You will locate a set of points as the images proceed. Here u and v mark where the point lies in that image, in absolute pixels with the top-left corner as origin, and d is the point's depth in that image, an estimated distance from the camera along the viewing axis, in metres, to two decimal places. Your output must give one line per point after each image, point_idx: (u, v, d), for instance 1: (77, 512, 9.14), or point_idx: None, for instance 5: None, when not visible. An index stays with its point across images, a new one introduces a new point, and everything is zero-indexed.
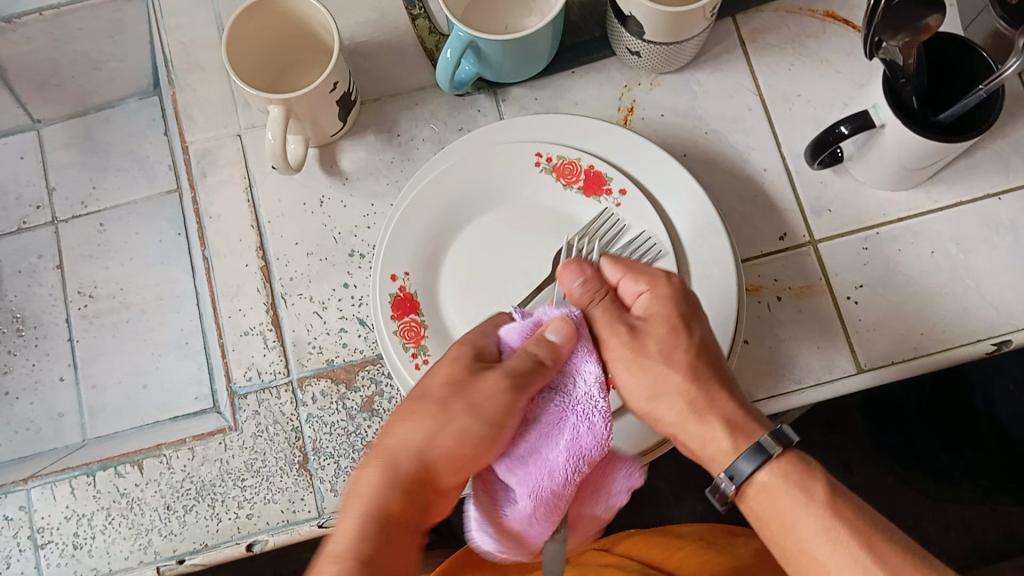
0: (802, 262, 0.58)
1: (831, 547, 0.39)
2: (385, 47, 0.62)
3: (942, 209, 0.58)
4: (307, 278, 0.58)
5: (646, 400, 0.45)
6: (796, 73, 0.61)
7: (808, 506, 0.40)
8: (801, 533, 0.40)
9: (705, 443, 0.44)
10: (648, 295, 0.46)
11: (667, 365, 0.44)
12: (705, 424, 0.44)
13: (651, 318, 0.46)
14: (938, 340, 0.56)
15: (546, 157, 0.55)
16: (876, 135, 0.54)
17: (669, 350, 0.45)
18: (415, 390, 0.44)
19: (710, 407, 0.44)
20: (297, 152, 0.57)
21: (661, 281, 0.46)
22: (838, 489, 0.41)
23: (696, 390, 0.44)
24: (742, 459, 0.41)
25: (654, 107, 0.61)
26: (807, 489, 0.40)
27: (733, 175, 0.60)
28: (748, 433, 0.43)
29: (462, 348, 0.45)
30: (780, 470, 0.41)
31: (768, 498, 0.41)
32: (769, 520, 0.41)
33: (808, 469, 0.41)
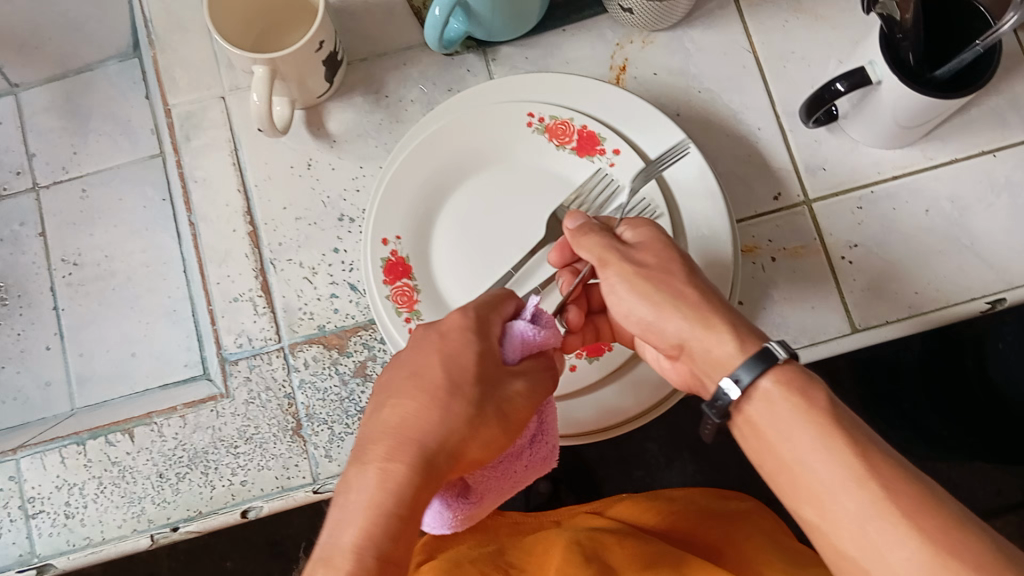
0: (797, 222, 0.57)
1: (818, 448, 0.36)
2: (371, 4, 0.61)
3: (936, 168, 0.58)
4: (297, 243, 0.57)
5: (646, 313, 0.44)
6: (792, 30, 0.60)
7: (797, 413, 0.37)
8: (791, 442, 0.37)
9: (709, 348, 0.41)
10: (633, 229, 0.47)
11: (657, 279, 0.44)
12: (709, 328, 0.41)
13: (642, 244, 0.46)
14: (933, 298, 0.56)
15: (539, 118, 0.54)
16: (872, 92, 0.53)
17: (666, 265, 0.44)
18: (421, 375, 0.40)
19: (711, 314, 0.42)
20: (284, 114, 0.56)
21: (644, 222, 0.47)
22: (840, 404, 0.37)
23: (695, 299, 0.42)
24: (741, 368, 0.39)
25: (647, 65, 0.60)
26: (810, 399, 0.37)
27: (727, 135, 0.59)
28: (755, 338, 0.40)
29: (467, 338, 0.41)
30: (782, 380, 0.38)
31: (769, 407, 0.38)
32: (762, 430, 0.38)
33: (810, 382, 0.38)
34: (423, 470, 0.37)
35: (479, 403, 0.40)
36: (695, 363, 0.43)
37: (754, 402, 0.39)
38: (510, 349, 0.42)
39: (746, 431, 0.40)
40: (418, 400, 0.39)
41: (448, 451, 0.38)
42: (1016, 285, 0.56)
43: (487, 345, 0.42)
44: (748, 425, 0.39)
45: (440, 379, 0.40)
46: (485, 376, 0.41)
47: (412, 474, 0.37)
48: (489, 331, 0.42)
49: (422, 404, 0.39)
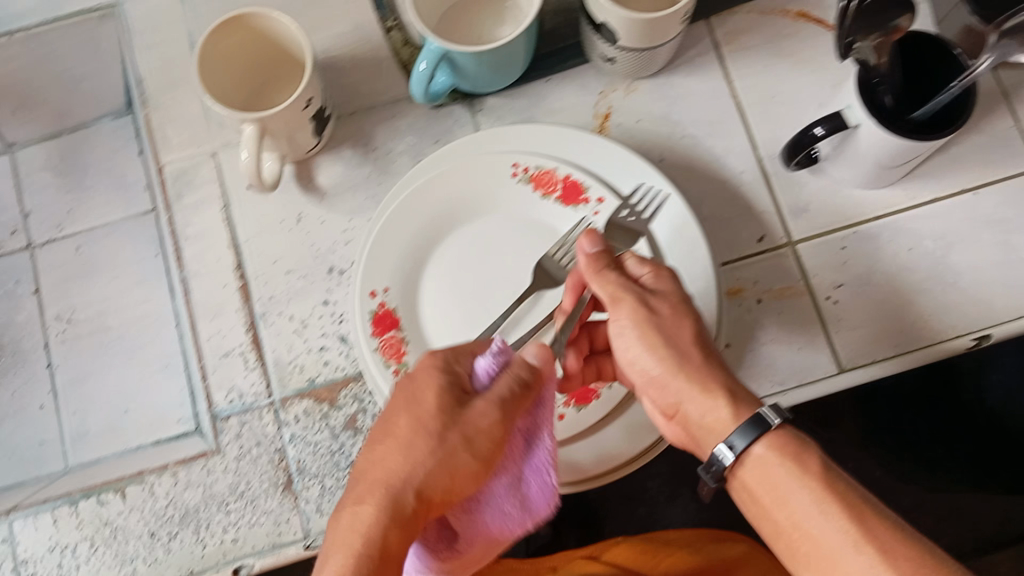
0: (782, 264, 0.58)
1: (817, 514, 0.38)
2: (358, 60, 0.62)
3: (919, 207, 0.58)
4: (287, 296, 0.58)
5: (649, 366, 0.45)
6: (773, 74, 0.61)
7: (793, 479, 0.39)
8: (790, 506, 0.39)
9: (704, 415, 0.42)
10: (654, 274, 0.46)
11: (669, 338, 0.44)
12: (707, 393, 0.42)
13: (662, 293, 0.46)
14: (919, 336, 0.56)
15: (523, 168, 0.55)
16: (852, 136, 0.53)
17: (677, 320, 0.45)
18: (407, 415, 0.43)
19: (714, 379, 0.43)
20: (273, 169, 0.56)
21: (666, 269, 0.47)
22: (832, 465, 0.39)
23: (701, 363, 0.43)
24: (735, 435, 0.40)
25: (630, 112, 0.61)
26: (803, 463, 0.39)
27: (711, 179, 0.60)
28: (749, 404, 0.42)
29: (447, 378, 0.44)
30: (775, 445, 0.40)
31: (763, 472, 0.40)
32: (759, 493, 0.40)
33: (803, 445, 0.40)
34: (389, 510, 0.40)
35: (439, 436, 0.42)
36: (689, 427, 0.44)
37: (746, 468, 0.41)
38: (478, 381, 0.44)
39: (742, 494, 0.41)
40: (387, 444, 0.43)
41: (413, 490, 0.41)
42: (1002, 321, 0.56)
43: (455, 380, 0.44)
44: (742, 487, 0.41)
45: (425, 419, 0.42)
46: (450, 410, 0.43)
47: (381, 512, 0.40)
48: (457, 363, 0.45)
49: (406, 448, 0.42)
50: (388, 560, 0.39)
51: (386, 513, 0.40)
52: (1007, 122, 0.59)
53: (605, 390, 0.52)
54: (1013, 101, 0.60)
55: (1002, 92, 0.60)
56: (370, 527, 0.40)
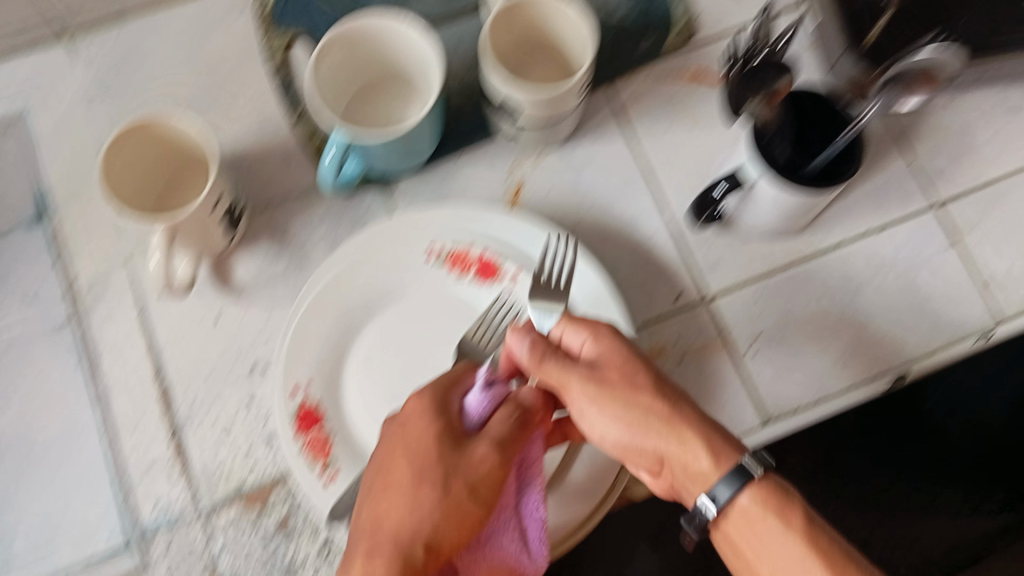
0: (700, 320, 0.59)
1: (802, 564, 0.40)
2: (266, 155, 0.62)
3: (825, 253, 0.60)
4: (209, 400, 0.57)
5: (613, 432, 0.44)
6: (675, 136, 0.63)
7: (778, 528, 0.41)
8: (771, 556, 0.41)
9: (683, 462, 0.43)
10: (590, 339, 0.46)
11: (636, 398, 0.44)
12: (678, 438, 0.43)
13: (602, 357, 0.45)
14: (839, 379, 0.57)
15: (437, 250, 0.56)
16: (753, 192, 0.55)
17: (631, 380, 0.44)
18: (405, 465, 0.45)
19: (687, 425, 0.43)
20: (186, 271, 0.56)
21: (599, 326, 0.46)
22: (812, 513, 0.42)
23: (665, 408, 0.44)
24: (720, 484, 0.42)
25: (540, 185, 0.62)
26: (785, 516, 0.41)
27: (624, 243, 0.61)
28: (729, 451, 0.42)
29: (440, 421, 0.46)
30: (759, 496, 0.42)
31: (749, 523, 0.42)
32: (740, 542, 0.43)
33: (786, 497, 0.42)
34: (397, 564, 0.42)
35: (444, 485, 0.44)
36: (673, 476, 0.45)
37: (730, 516, 0.43)
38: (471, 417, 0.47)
39: (723, 541, 0.44)
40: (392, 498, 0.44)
41: (421, 543, 0.43)
42: (916, 358, 0.58)
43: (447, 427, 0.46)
44: (724, 536, 0.44)
45: (428, 471, 0.44)
46: (447, 457, 0.45)
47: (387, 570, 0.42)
48: (448, 405, 0.47)
49: (410, 504, 0.43)
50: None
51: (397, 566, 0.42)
52: (900, 164, 0.62)
53: None
54: (905, 144, 0.62)
55: (894, 134, 0.62)
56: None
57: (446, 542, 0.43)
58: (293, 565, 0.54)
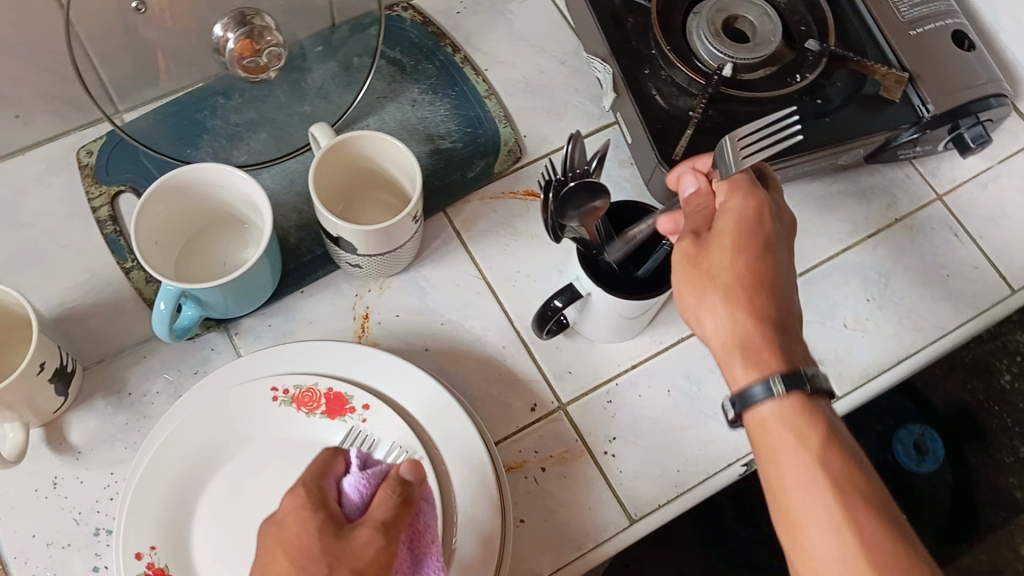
0: (557, 428, 0.60)
1: (805, 472, 0.41)
2: (100, 306, 0.61)
3: (666, 349, 0.63)
4: (49, 572, 0.53)
5: (699, 314, 0.47)
6: (513, 251, 0.65)
7: (802, 436, 0.42)
8: (784, 462, 0.42)
9: (734, 372, 0.45)
10: (725, 190, 0.49)
11: (767, 300, 0.45)
12: (704, 298, 0.46)
13: (728, 213, 0.48)
14: (695, 472, 0.59)
15: (283, 390, 0.54)
16: (589, 303, 0.57)
17: (753, 228, 0.47)
18: (284, 560, 0.42)
19: (764, 327, 0.44)
20: (16, 441, 0.54)
21: (730, 178, 0.49)
22: (837, 423, 0.43)
23: (746, 316, 0.45)
24: (753, 384, 0.43)
25: (387, 309, 0.63)
26: (807, 435, 0.42)
27: (476, 358, 0.62)
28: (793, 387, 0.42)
29: (312, 515, 0.44)
30: (785, 410, 0.43)
31: (765, 431, 0.43)
32: (761, 451, 0.43)
33: (812, 416, 0.42)
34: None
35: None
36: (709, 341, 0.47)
37: (767, 406, 0.43)
38: (349, 504, 0.45)
39: (757, 432, 0.44)
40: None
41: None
42: None
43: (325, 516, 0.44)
44: (759, 426, 0.44)
45: (306, 565, 0.42)
46: (330, 547, 0.43)
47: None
48: (324, 494, 0.45)
49: None
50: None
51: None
52: None
53: None
54: None
55: None
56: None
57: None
58: None
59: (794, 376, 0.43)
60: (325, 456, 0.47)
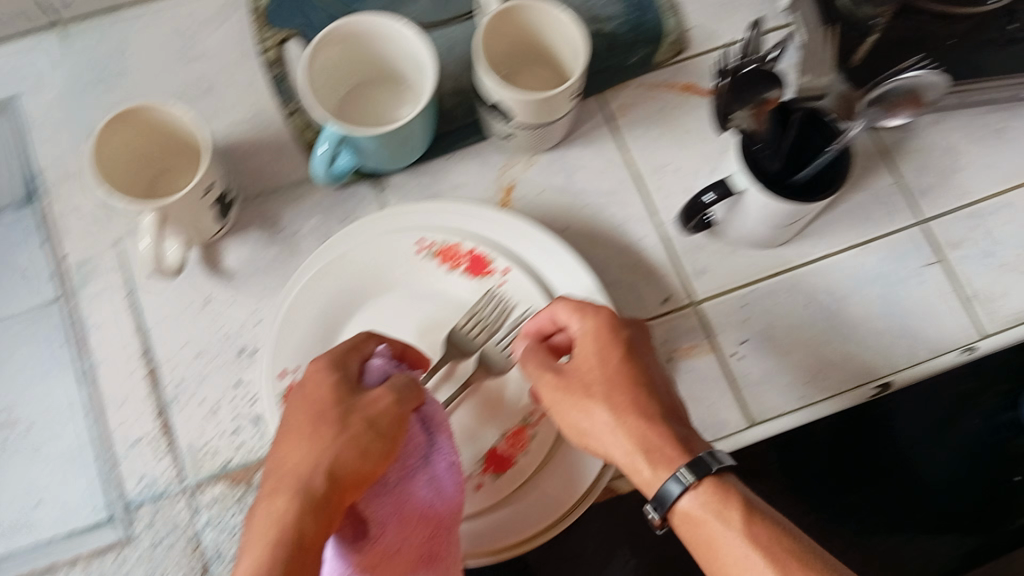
0: (685, 323, 0.60)
1: (749, 546, 0.42)
2: (261, 143, 0.63)
3: (812, 262, 0.61)
4: (196, 379, 0.58)
5: (586, 431, 0.48)
6: (664, 144, 0.64)
7: (729, 519, 0.43)
8: (725, 558, 0.42)
9: (631, 473, 0.46)
10: (581, 327, 0.50)
11: (647, 399, 0.47)
12: (628, 454, 0.46)
13: (583, 340, 0.49)
14: (819, 387, 0.59)
15: (429, 243, 0.56)
16: (740, 201, 0.56)
17: (605, 358, 0.48)
18: (303, 412, 0.46)
19: (660, 433, 0.46)
20: (177, 255, 0.56)
21: (594, 312, 0.49)
22: (752, 500, 0.44)
23: (635, 421, 0.46)
24: (669, 482, 0.44)
25: (532, 185, 0.63)
26: (733, 513, 0.43)
27: (612, 245, 0.62)
28: (666, 467, 0.45)
29: (340, 374, 0.47)
30: (705, 498, 0.44)
31: (694, 525, 0.44)
32: (700, 547, 0.44)
33: (729, 497, 0.44)
34: (298, 504, 0.42)
35: (342, 423, 0.45)
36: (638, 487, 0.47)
37: (688, 498, 0.44)
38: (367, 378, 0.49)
39: (682, 525, 0.45)
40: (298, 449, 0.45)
41: (323, 472, 0.43)
42: (901, 368, 0.59)
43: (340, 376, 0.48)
44: (685, 520, 0.44)
45: (326, 412, 0.46)
46: (344, 403, 0.46)
47: (290, 506, 0.42)
48: (347, 366, 0.48)
49: (312, 443, 0.45)
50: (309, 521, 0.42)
51: (310, 487, 0.43)
52: (886, 180, 0.63)
53: (521, 456, 0.53)
54: (889, 160, 0.64)
55: (880, 152, 0.64)
56: (283, 515, 0.42)
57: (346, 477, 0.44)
58: None
59: (697, 462, 0.44)
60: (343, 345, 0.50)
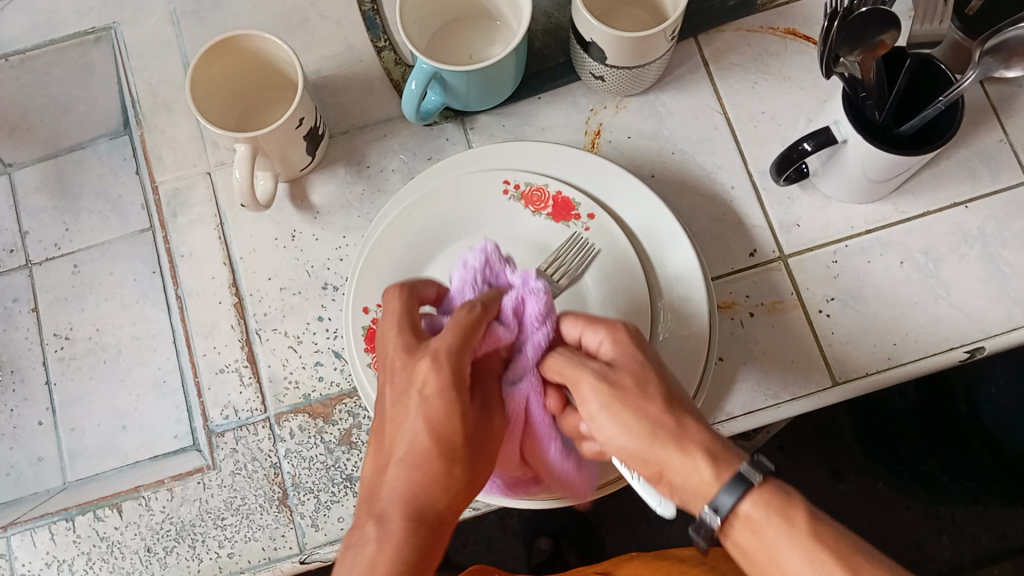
0: (772, 277, 0.58)
1: (812, 555, 0.36)
2: (349, 80, 0.63)
3: (908, 220, 0.59)
4: (281, 313, 0.59)
5: (625, 431, 0.41)
6: (760, 92, 0.62)
7: (789, 524, 0.37)
8: (791, 570, 0.36)
9: (686, 476, 0.39)
10: (607, 339, 0.45)
11: (698, 427, 0.40)
12: (687, 455, 0.39)
13: (618, 359, 0.44)
14: (912, 349, 0.56)
15: (514, 185, 0.55)
16: (840, 150, 0.54)
17: (641, 377, 0.42)
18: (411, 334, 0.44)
19: (689, 437, 0.40)
20: (266, 188, 0.57)
21: (618, 327, 0.45)
22: (818, 515, 0.37)
23: (691, 423, 0.40)
24: (722, 492, 0.38)
25: (620, 130, 0.62)
26: (791, 519, 0.37)
27: (700, 194, 0.60)
28: (730, 461, 0.39)
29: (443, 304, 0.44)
30: (762, 500, 0.37)
31: (755, 531, 0.38)
32: (760, 559, 0.38)
33: (791, 500, 0.37)
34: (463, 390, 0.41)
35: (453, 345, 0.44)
36: (676, 491, 0.41)
37: (748, 504, 0.38)
38: (506, 328, 0.46)
39: (739, 533, 0.38)
40: (388, 472, 0.40)
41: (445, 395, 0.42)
42: (994, 334, 0.56)
43: (454, 408, 0.41)
44: (744, 527, 0.38)
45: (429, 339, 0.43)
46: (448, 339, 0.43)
47: (395, 541, 0.37)
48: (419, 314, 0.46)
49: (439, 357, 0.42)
50: (411, 556, 0.37)
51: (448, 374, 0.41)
52: (995, 136, 0.60)
53: None
54: (1000, 115, 0.60)
55: (991, 105, 0.61)
56: (391, 554, 0.37)
57: (441, 505, 0.39)
58: (353, 477, 0.55)
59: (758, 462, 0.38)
60: (400, 295, 0.46)
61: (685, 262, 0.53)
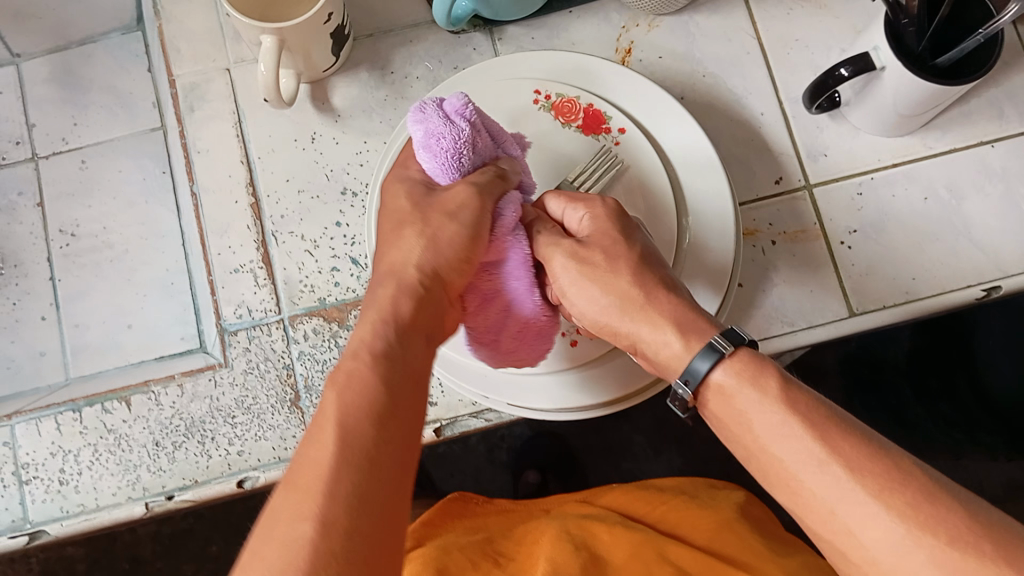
0: (797, 205, 0.58)
1: (783, 417, 0.35)
2: None
3: (935, 156, 0.58)
4: (298, 215, 0.58)
5: (599, 307, 0.43)
6: (794, 18, 0.61)
7: (760, 389, 0.36)
8: (760, 431, 0.36)
9: (657, 348, 0.41)
10: (588, 216, 0.45)
11: (674, 301, 0.41)
12: (654, 327, 0.41)
13: (591, 236, 0.44)
14: (930, 285, 0.56)
15: (545, 94, 0.55)
16: (876, 79, 0.53)
17: (612, 256, 0.43)
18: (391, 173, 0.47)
19: (657, 310, 0.41)
20: (289, 86, 0.56)
21: (598, 202, 0.45)
22: (793, 382, 0.37)
23: (663, 299, 0.41)
24: (697, 358, 0.38)
25: (652, 48, 0.61)
26: (762, 384, 0.36)
27: (730, 118, 0.59)
28: (700, 332, 0.39)
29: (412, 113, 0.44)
30: (735, 368, 0.38)
31: (727, 400, 0.38)
32: (733, 424, 0.37)
33: (764, 366, 0.37)
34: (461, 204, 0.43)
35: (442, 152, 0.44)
36: (651, 363, 0.42)
37: (723, 371, 0.38)
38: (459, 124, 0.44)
39: (714, 397, 0.38)
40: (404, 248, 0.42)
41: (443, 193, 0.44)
42: (1011, 274, 0.57)
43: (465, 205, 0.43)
44: (721, 394, 0.38)
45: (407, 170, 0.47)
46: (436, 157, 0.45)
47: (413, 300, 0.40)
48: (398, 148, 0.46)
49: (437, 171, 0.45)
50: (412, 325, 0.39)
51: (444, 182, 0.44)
52: None
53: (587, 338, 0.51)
54: None
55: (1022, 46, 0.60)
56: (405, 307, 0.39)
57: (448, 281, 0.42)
58: None
59: (733, 334, 0.38)
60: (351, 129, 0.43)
61: (713, 182, 0.53)
